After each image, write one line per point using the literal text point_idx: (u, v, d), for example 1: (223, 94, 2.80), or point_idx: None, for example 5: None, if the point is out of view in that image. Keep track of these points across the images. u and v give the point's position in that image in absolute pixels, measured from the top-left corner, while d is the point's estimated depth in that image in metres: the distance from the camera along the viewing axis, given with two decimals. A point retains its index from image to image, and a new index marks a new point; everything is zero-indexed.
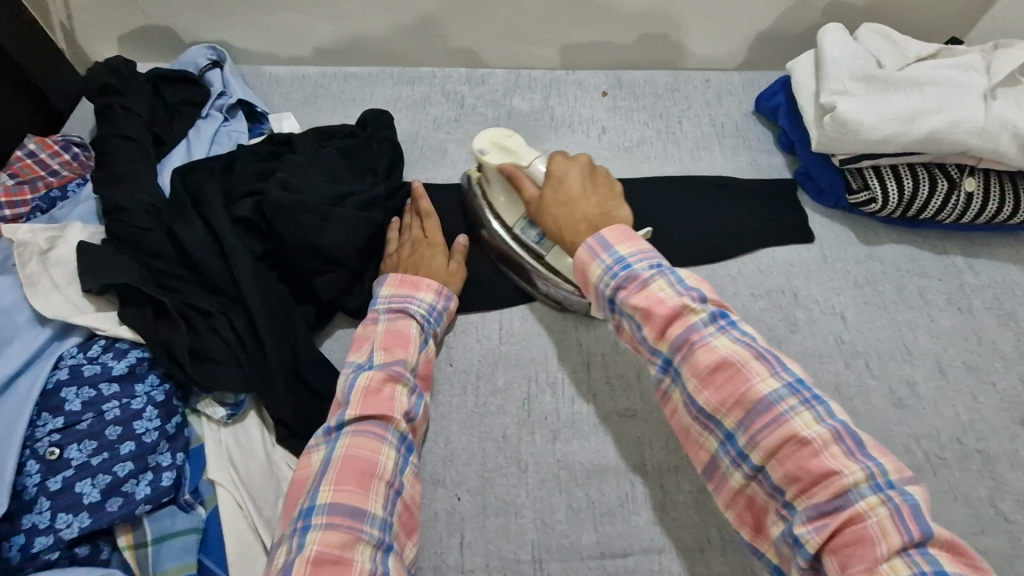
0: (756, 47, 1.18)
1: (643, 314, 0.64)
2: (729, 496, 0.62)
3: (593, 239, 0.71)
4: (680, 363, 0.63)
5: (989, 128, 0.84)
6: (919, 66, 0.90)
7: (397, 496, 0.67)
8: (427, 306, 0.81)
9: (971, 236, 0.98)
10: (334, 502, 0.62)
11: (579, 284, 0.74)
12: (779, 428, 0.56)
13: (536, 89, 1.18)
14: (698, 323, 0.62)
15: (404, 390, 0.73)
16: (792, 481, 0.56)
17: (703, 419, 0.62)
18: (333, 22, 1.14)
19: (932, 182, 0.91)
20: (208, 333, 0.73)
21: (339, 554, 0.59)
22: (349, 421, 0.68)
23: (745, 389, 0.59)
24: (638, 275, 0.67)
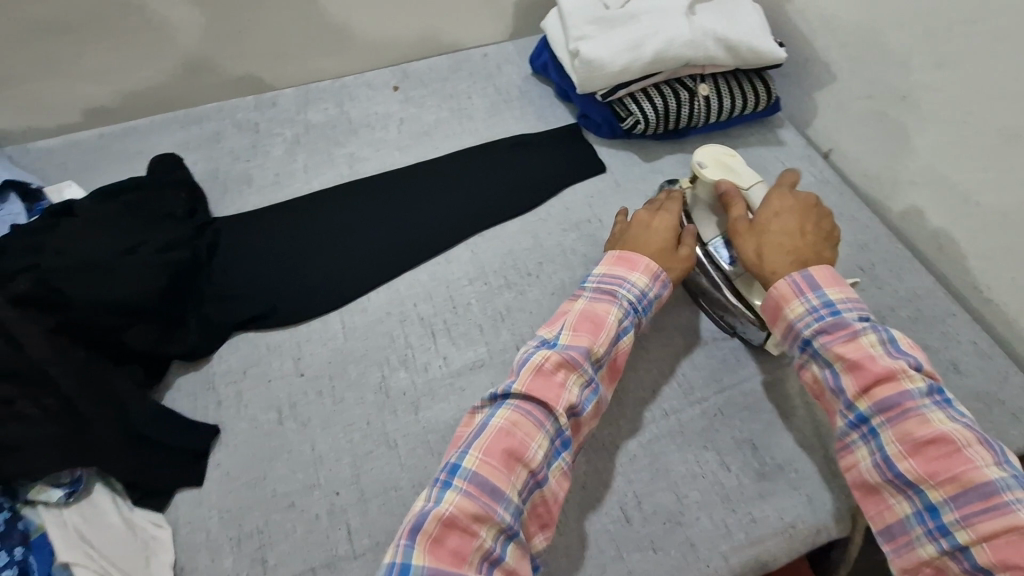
0: (517, 16, 1.28)
1: (852, 365, 0.70)
2: (911, 562, 0.65)
3: (799, 276, 0.76)
4: (883, 424, 0.68)
5: (695, 39, 0.98)
6: (635, 1, 1.03)
7: (537, 487, 0.68)
8: (638, 290, 0.82)
9: (724, 133, 1.15)
10: (478, 473, 0.64)
11: (766, 317, 0.80)
12: (1001, 516, 0.60)
13: (328, 99, 1.21)
14: (914, 392, 0.67)
15: (578, 381, 0.73)
16: (1006, 566, 0.58)
17: (900, 483, 0.66)
18: (90, 80, 1.08)
19: (677, 96, 1.06)
20: (12, 420, 0.69)
21: (469, 523, 0.61)
22: (517, 396, 0.70)
23: (963, 468, 0.63)
24: (848, 326, 0.72)
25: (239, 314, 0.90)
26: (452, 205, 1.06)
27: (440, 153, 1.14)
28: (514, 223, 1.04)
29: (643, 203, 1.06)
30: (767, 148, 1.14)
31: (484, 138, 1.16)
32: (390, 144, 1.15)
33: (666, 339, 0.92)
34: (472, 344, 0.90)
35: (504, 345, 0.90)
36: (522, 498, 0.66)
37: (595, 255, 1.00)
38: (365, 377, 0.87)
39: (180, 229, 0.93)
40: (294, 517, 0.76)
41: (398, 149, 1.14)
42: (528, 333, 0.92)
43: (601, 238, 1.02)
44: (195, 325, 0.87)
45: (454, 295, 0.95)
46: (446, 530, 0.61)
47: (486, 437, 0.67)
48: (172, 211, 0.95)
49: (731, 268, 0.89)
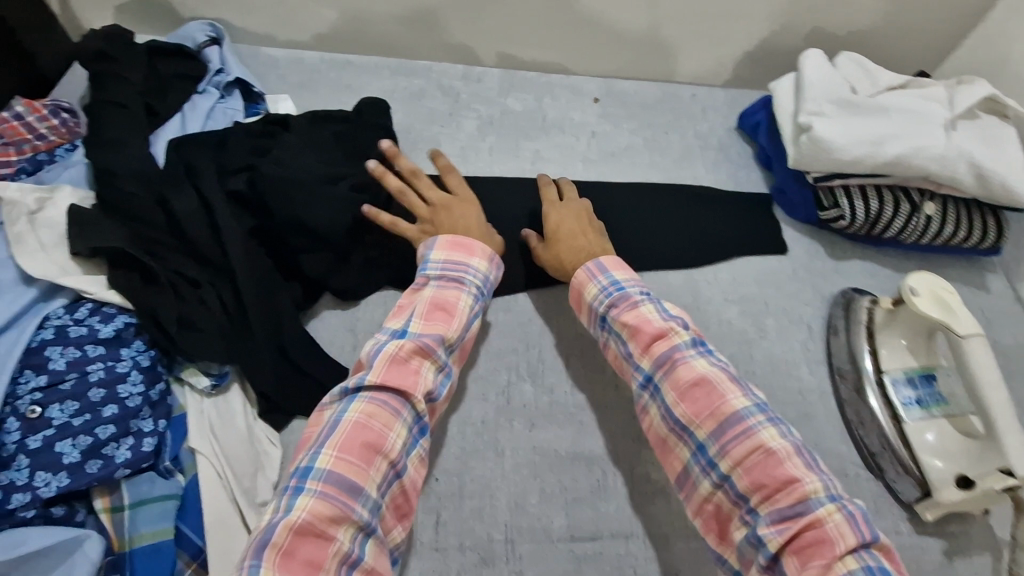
0: (742, 68, 1.22)
1: (632, 329, 0.75)
2: (697, 503, 0.69)
3: (592, 263, 0.82)
4: (661, 378, 0.72)
5: (948, 156, 0.91)
6: (888, 95, 0.97)
7: (396, 478, 0.64)
8: (481, 277, 0.79)
9: (927, 258, 1.04)
10: (333, 471, 0.59)
11: (573, 301, 0.84)
12: (750, 440, 0.65)
13: (529, 90, 1.21)
14: (681, 344, 0.72)
15: (432, 366, 0.69)
16: (758, 489, 0.63)
17: (678, 430, 0.70)
18: (333, 9, 1.13)
19: (895, 204, 0.97)
20: (195, 302, 0.73)
21: (324, 528, 0.57)
22: (368, 387, 0.65)
23: (719, 403, 0.68)
24: (630, 297, 0.78)
25: (400, 270, 0.90)
26: (619, 234, 1.00)
27: (621, 180, 1.11)
28: (677, 274, 0.99)
29: (819, 301, 0.98)
30: (969, 288, 1.03)
31: (669, 179, 1.12)
32: (575, 155, 1.14)
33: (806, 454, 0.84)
34: (602, 383, 0.86)
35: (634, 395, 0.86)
36: (380, 492, 0.62)
37: (752, 338, 0.93)
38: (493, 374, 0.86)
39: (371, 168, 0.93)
40: None
41: (582, 162, 1.13)
42: None
43: (764, 322, 0.95)
44: (358, 266, 0.88)
45: None
46: (298, 537, 0.56)
47: (340, 434, 0.62)
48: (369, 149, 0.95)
49: (904, 411, 0.82)
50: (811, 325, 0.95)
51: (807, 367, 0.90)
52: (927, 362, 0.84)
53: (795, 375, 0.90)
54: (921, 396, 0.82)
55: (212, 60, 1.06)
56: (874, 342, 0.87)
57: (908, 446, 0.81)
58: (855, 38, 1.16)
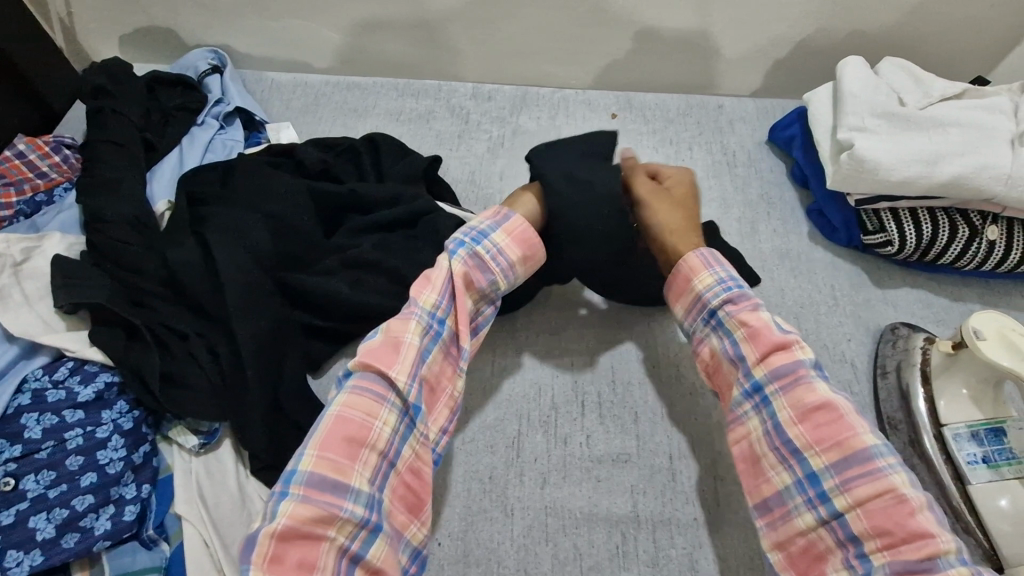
0: (773, 76, 1.13)
1: (752, 333, 0.68)
2: (788, 535, 0.63)
3: (705, 252, 0.75)
4: (775, 392, 0.65)
5: (1015, 175, 0.81)
6: (942, 106, 0.86)
7: (390, 467, 0.61)
8: (468, 226, 0.72)
9: (990, 284, 0.93)
10: (314, 472, 0.56)
11: (671, 291, 0.77)
12: (877, 481, 0.58)
13: (543, 108, 1.14)
14: (804, 360, 0.66)
15: (416, 332, 0.65)
16: (879, 535, 0.57)
17: (784, 452, 0.64)
18: (337, 30, 1.09)
19: (952, 228, 0.87)
20: (184, 358, 0.69)
21: (311, 528, 0.54)
22: (352, 374, 0.62)
23: (847, 434, 0.61)
24: (750, 298, 0.71)
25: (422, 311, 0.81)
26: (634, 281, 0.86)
27: None
28: None
29: (865, 336, 0.87)
30: None
31: (694, 199, 1.03)
32: None
33: None
34: (621, 433, 0.79)
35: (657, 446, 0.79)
36: (374, 484, 0.59)
37: None
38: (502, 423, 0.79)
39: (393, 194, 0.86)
40: None
41: None
42: (687, 445, 0.79)
43: None
44: None
45: (617, 367, 0.84)
46: (284, 544, 0.53)
47: (322, 430, 0.58)
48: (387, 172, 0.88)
49: (968, 471, 0.72)
50: (857, 364, 0.85)
51: (853, 413, 0.80)
52: (993, 413, 0.75)
53: None
54: (988, 454, 0.73)
55: (213, 90, 1.04)
56: (932, 387, 0.78)
57: (974, 512, 0.71)
58: (899, 41, 1.06)
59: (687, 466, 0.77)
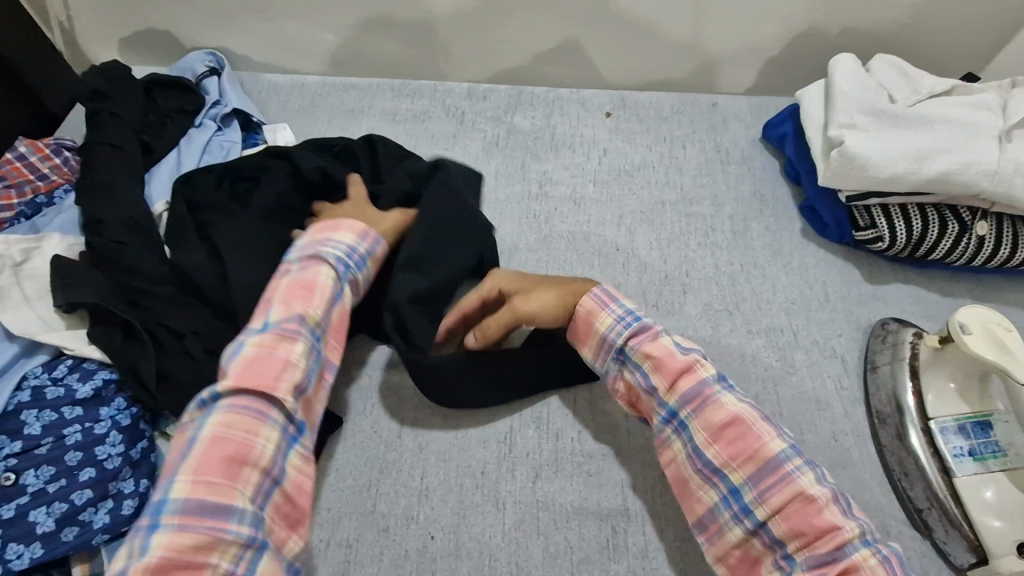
0: (766, 73, 1.13)
1: (658, 363, 0.70)
2: (724, 549, 0.65)
3: (600, 289, 0.76)
4: (689, 416, 0.68)
5: (1002, 171, 0.81)
6: (931, 103, 0.87)
7: (274, 486, 0.61)
8: (347, 247, 0.74)
9: (981, 279, 0.93)
10: (190, 500, 0.56)
11: (574, 334, 0.77)
12: (788, 485, 0.63)
13: (538, 107, 1.14)
14: (709, 379, 0.69)
15: (303, 353, 0.65)
16: (797, 535, 0.61)
17: (707, 472, 0.67)
18: (333, 32, 1.10)
19: (942, 224, 0.88)
20: (179, 355, 0.70)
21: (189, 557, 0.54)
22: (226, 394, 0.61)
23: (756, 446, 0.65)
24: (650, 327, 0.73)
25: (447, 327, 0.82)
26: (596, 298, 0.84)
27: (636, 200, 1.03)
28: (694, 302, 0.91)
29: (856, 331, 0.88)
30: None
31: (688, 196, 1.03)
32: (586, 174, 1.06)
33: None
34: (612, 428, 0.80)
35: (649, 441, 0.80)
36: (258, 503, 0.59)
37: (781, 375, 0.84)
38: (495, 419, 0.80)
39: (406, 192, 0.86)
40: (384, 544, 0.72)
41: (593, 181, 1.05)
42: None
43: (794, 357, 0.85)
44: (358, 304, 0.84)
45: None
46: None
47: (197, 455, 0.58)
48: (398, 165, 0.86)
49: (954, 464, 0.73)
50: (848, 359, 0.85)
51: (844, 408, 0.81)
52: (980, 407, 0.76)
53: (830, 417, 0.80)
54: (974, 447, 0.74)
55: (211, 92, 1.05)
56: (921, 382, 0.78)
57: (959, 504, 0.71)
58: (892, 38, 1.06)
59: None
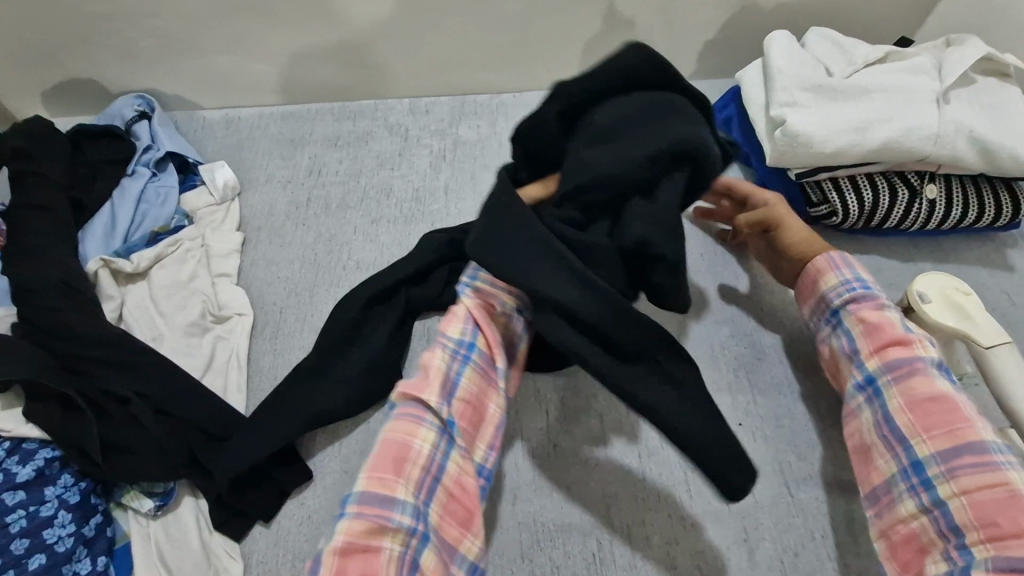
0: (707, 58, 1.13)
1: (871, 327, 0.68)
2: (891, 523, 0.62)
3: (834, 253, 0.75)
4: (889, 383, 0.65)
5: (944, 134, 0.81)
6: (867, 72, 0.87)
7: (438, 482, 0.59)
8: (460, 267, 0.70)
9: (937, 241, 0.94)
10: (366, 490, 0.56)
11: (798, 289, 0.78)
12: (992, 474, 0.57)
13: (482, 115, 1.12)
14: (927, 357, 0.65)
15: (444, 357, 0.63)
16: (985, 525, 0.56)
17: (891, 440, 0.63)
18: (263, 62, 1.07)
19: (892, 191, 0.88)
20: (126, 421, 0.68)
21: (364, 543, 0.54)
22: (398, 402, 0.62)
23: (962, 426, 0.60)
24: (877, 296, 0.70)
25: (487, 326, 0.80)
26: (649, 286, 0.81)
27: None
28: None
29: None
30: (990, 271, 0.91)
31: None
32: None
33: (823, 492, 0.75)
34: (588, 438, 0.79)
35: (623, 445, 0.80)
36: (422, 497, 0.58)
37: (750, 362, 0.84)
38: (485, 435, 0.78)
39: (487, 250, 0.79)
40: None
41: None
42: (655, 441, 0.79)
43: (761, 343, 0.85)
44: None
45: (579, 372, 0.84)
46: (344, 559, 0.53)
47: (372, 455, 0.58)
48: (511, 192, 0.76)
49: None
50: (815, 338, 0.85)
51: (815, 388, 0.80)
52: (948, 372, 0.75)
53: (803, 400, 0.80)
54: None
55: (142, 137, 1.00)
56: None
57: None
58: (824, 10, 1.07)
59: (657, 462, 0.77)
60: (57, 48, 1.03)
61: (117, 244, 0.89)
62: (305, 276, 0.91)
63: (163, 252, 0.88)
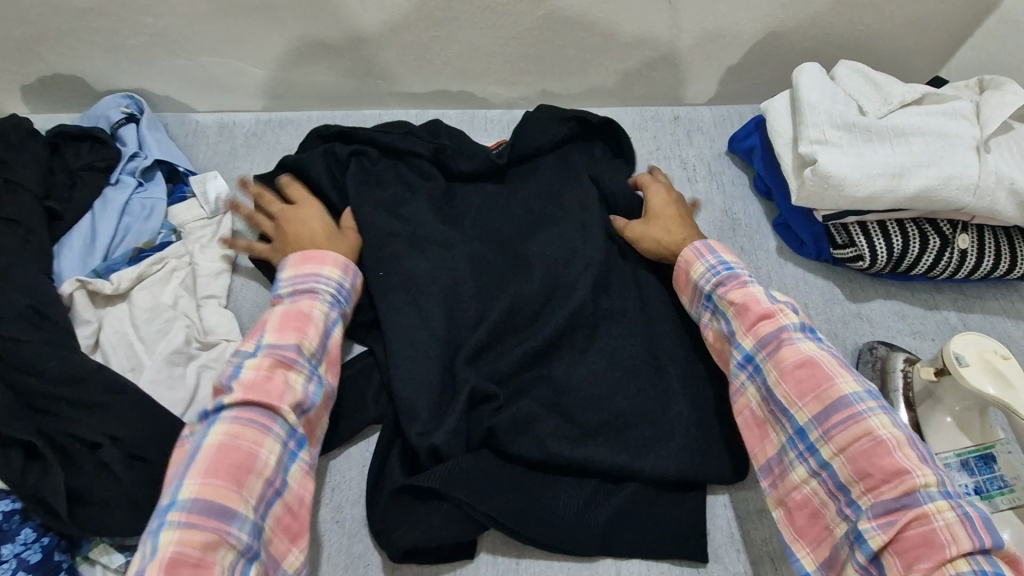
0: (729, 83, 1.08)
1: (739, 307, 0.66)
2: (785, 492, 0.61)
3: (700, 241, 0.75)
4: (765, 359, 0.63)
5: (984, 185, 0.78)
6: (903, 114, 0.83)
7: (276, 497, 0.59)
8: (335, 284, 0.72)
9: (964, 288, 0.90)
10: (199, 499, 0.53)
11: (675, 282, 0.77)
12: (856, 425, 0.57)
13: (492, 133, 1.07)
14: (789, 325, 0.64)
15: (300, 376, 0.63)
16: (862, 477, 0.55)
17: (776, 411, 0.62)
18: (262, 66, 1.00)
19: (923, 239, 0.84)
20: (95, 472, 0.62)
21: (199, 556, 0.51)
22: (231, 406, 0.59)
23: (826, 385, 0.59)
24: (739, 276, 0.69)
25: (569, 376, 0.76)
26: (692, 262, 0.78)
27: None
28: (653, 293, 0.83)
29: (846, 356, 0.83)
30: (1015, 322, 0.88)
31: None
32: None
33: None
34: None
35: (685, 521, 0.70)
36: (259, 513, 0.57)
37: None
38: (570, 492, 0.70)
39: (501, 243, 0.84)
40: None
41: None
42: None
43: None
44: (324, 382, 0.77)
45: None
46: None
47: (202, 460, 0.55)
48: (270, 226, 0.87)
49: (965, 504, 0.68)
50: None
51: None
52: (982, 439, 0.71)
53: None
54: (980, 484, 0.69)
55: (128, 142, 0.93)
56: (920, 414, 0.74)
57: None
58: (853, 42, 1.02)
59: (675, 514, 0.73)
60: (37, 42, 0.96)
61: (96, 262, 0.83)
62: None
63: (144, 271, 0.82)
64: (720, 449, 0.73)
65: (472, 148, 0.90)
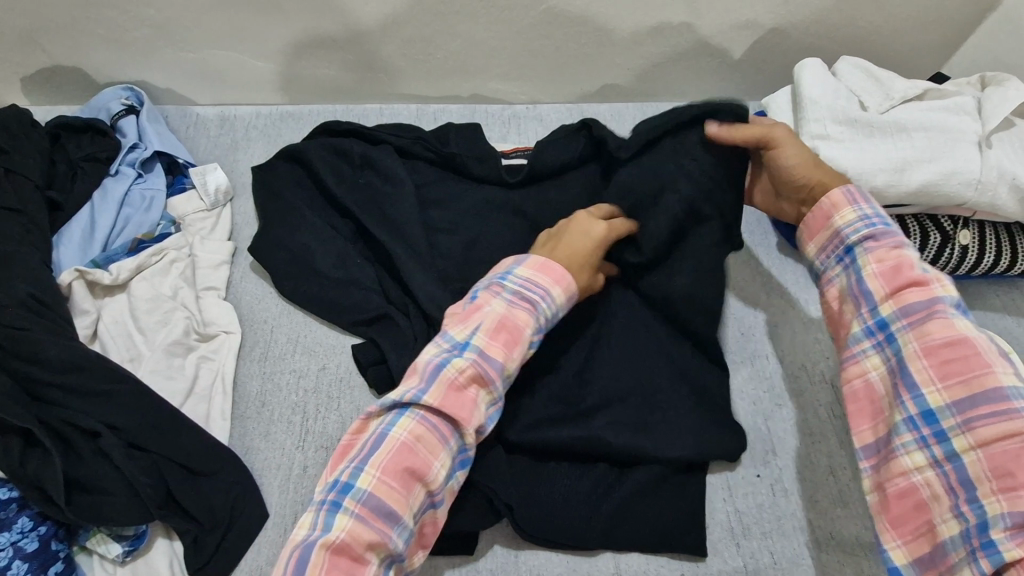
0: (731, 79, 1.08)
1: (888, 269, 0.59)
2: (889, 475, 0.57)
3: (853, 186, 0.65)
4: (903, 329, 0.58)
5: (985, 180, 0.78)
6: (904, 110, 0.83)
7: (430, 505, 0.58)
8: (552, 311, 0.63)
9: (964, 285, 0.90)
10: (374, 494, 0.53)
11: (803, 226, 0.67)
12: (1008, 422, 0.51)
13: (493, 128, 1.07)
14: (946, 297, 0.57)
15: (485, 397, 0.60)
16: (1000, 476, 0.50)
17: (901, 387, 0.57)
18: (264, 59, 1.00)
19: (924, 235, 0.84)
20: (95, 459, 0.63)
21: (360, 552, 0.51)
22: (423, 405, 0.56)
23: (981, 372, 0.53)
24: (895, 234, 0.61)
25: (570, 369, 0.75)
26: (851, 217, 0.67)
27: None
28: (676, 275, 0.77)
29: None
30: (1016, 319, 0.88)
31: None
32: None
33: (844, 554, 0.70)
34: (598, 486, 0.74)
35: (684, 515, 0.70)
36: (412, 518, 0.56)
37: (770, 408, 0.79)
38: (569, 485, 0.70)
39: (503, 236, 0.83)
40: None
41: None
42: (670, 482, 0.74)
43: (782, 386, 0.80)
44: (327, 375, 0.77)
45: None
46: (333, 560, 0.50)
47: (384, 453, 0.54)
48: (270, 218, 0.86)
49: None
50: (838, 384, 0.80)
51: (837, 439, 0.77)
52: None
53: (825, 451, 0.76)
54: None
55: (128, 133, 0.92)
56: None
57: None
58: (855, 40, 1.03)
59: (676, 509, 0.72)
60: (40, 33, 0.95)
61: (95, 252, 0.83)
62: (319, 309, 0.81)
63: (143, 262, 0.82)
64: (723, 444, 0.73)
65: (482, 150, 0.88)
